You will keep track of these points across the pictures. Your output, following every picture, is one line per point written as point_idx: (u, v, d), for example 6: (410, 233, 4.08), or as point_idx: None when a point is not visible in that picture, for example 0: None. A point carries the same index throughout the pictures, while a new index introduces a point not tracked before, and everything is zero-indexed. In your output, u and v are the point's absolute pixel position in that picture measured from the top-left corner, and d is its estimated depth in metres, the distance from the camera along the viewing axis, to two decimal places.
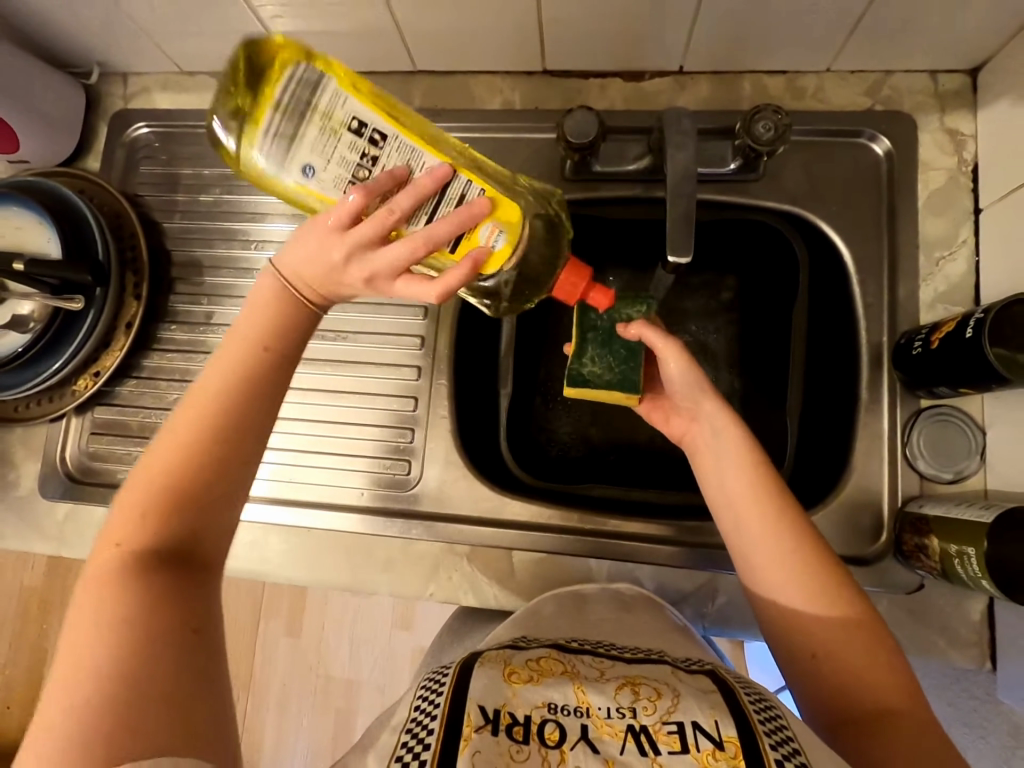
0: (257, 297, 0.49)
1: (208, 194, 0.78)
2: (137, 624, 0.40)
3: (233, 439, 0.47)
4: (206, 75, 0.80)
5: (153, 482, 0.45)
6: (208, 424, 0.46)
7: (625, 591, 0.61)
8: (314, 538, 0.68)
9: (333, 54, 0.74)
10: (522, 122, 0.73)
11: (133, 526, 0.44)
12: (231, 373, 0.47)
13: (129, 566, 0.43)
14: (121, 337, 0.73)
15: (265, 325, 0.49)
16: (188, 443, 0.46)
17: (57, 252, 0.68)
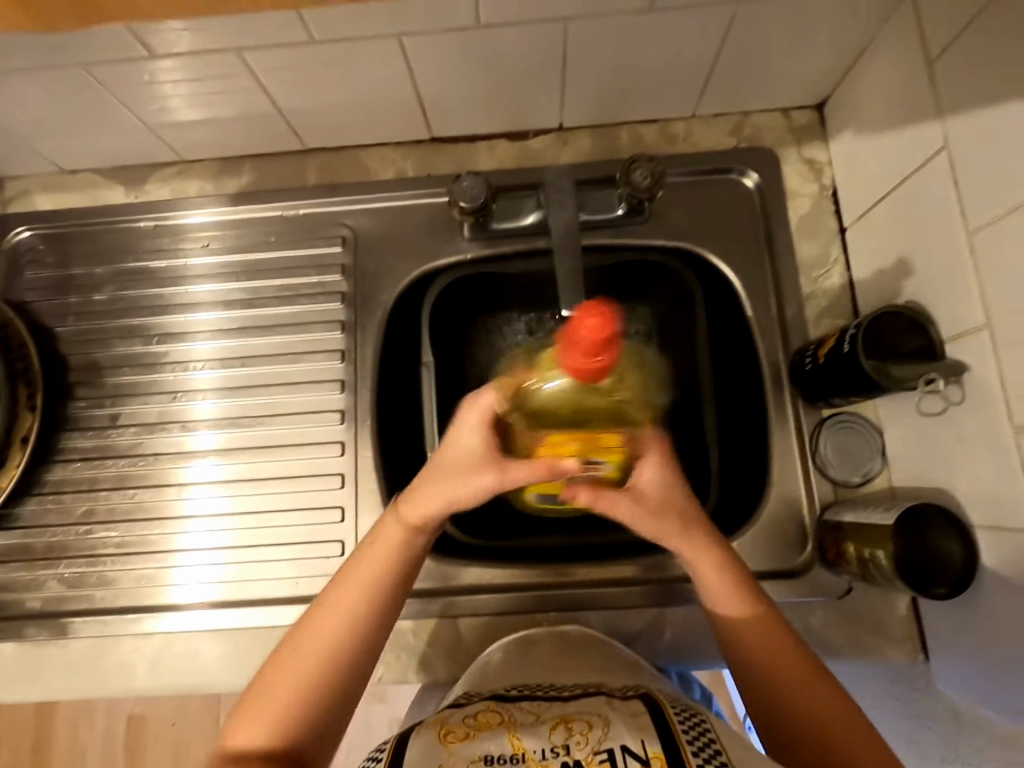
0: (382, 537, 0.54)
1: (103, 293, 0.75)
2: None
3: (326, 658, 0.51)
4: (91, 173, 0.78)
5: (270, 677, 0.51)
6: (315, 628, 0.52)
7: (575, 633, 0.61)
8: (251, 636, 0.66)
9: (220, 141, 0.74)
10: (417, 189, 0.74)
11: (247, 719, 0.49)
12: (322, 632, 0.52)
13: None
14: (17, 454, 0.68)
15: (357, 587, 0.53)
16: (290, 662, 0.51)
17: None
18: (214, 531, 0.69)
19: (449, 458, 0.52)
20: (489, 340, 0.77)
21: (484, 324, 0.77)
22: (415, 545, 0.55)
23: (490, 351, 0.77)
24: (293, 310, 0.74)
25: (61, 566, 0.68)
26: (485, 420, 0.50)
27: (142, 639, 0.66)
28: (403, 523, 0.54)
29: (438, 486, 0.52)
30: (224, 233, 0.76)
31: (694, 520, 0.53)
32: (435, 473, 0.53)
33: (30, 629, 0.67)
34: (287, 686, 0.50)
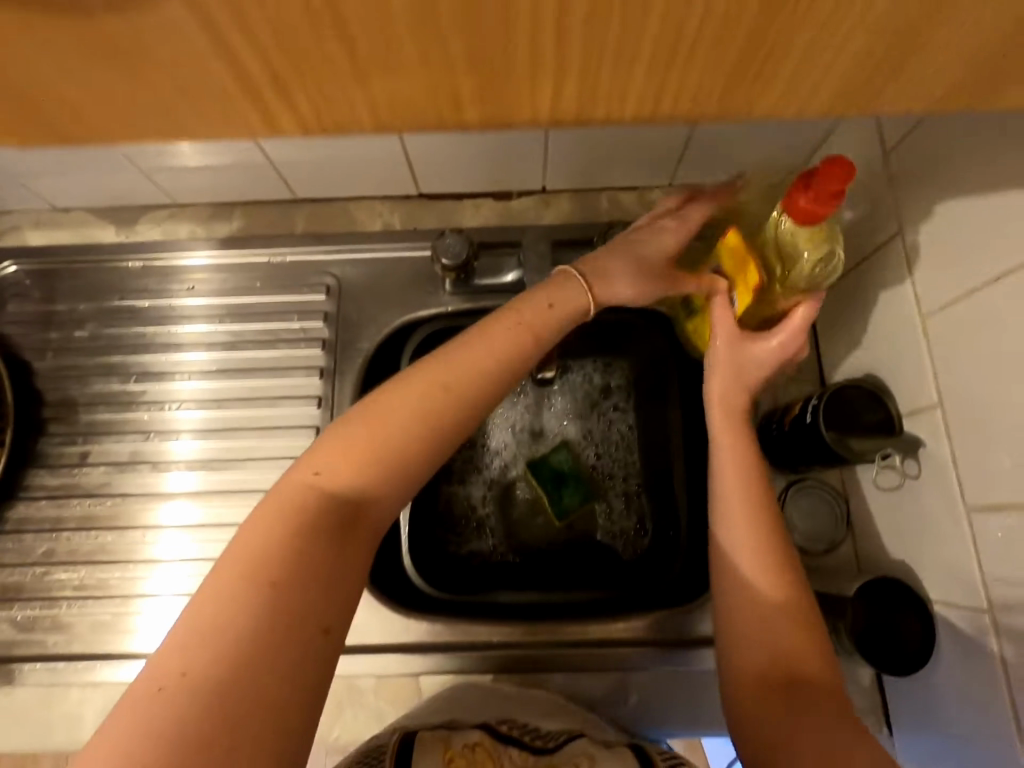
0: (402, 396, 0.45)
1: (85, 330, 0.76)
2: (267, 559, 0.38)
3: (378, 466, 0.43)
4: (84, 211, 0.79)
5: (341, 453, 0.43)
6: (383, 435, 0.44)
7: (542, 697, 0.60)
8: None
9: (213, 188, 0.76)
10: (402, 243, 0.77)
11: (336, 465, 0.43)
12: (394, 420, 0.44)
13: (308, 506, 0.41)
14: None
15: (459, 393, 0.47)
16: (363, 441, 0.43)
17: None
18: (178, 576, 0.67)
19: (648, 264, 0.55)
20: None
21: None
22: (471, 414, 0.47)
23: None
24: (273, 355, 0.74)
25: (14, 608, 0.66)
26: (651, 289, 0.55)
27: (89, 690, 0.64)
28: (463, 387, 0.47)
29: (523, 329, 0.50)
30: (210, 275, 0.77)
31: (768, 372, 0.55)
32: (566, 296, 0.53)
33: None
34: (358, 447, 0.43)
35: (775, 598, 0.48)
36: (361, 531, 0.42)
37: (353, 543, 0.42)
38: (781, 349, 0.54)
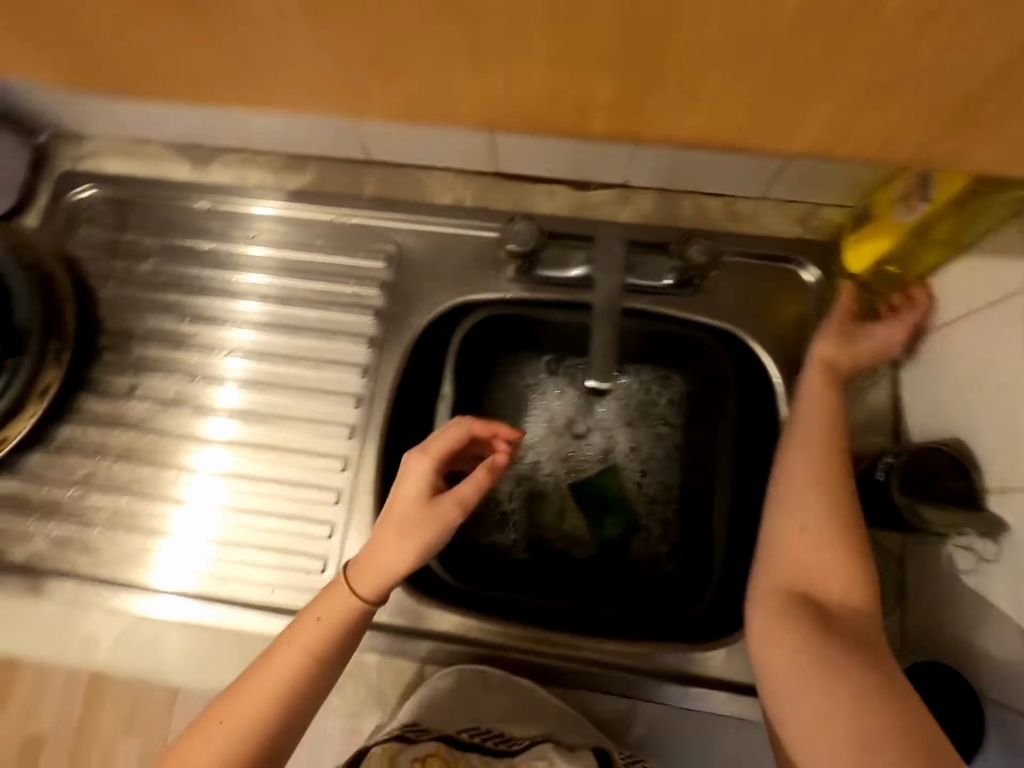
0: (331, 601, 0.54)
1: (147, 262, 0.77)
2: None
3: (283, 701, 0.51)
4: (161, 145, 0.80)
5: (241, 696, 0.51)
6: (279, 674, 0.52)
7: (524, 686, 0.62)
8: (215, 636, 0.65)
9: (289, 138, 0.75)
10: (469, 221, 0.74)
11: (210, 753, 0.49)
12: (295, 654, 0.52)
13: (211, 740, 0.50)
14: (33, 406, 0.68)
15: (251, 714, 0.50)
16: (257, 684, 0.52)
17: None
18: (213, 520, 0.68)
19: (411, 523, 0.53)
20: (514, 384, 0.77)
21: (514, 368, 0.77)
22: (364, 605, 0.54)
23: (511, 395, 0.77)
24: (324, 316, 0.74)
25: (50, 524, 0.69)
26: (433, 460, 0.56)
27: (110, 617, 0.66)
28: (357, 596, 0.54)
29: (323, 630, 0.53)
30: (274, 226, 0.76)
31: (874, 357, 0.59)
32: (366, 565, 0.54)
33: (6, 579, 0.67)
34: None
35: (843, 553, 0.49)
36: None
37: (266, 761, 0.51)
38: (890, 347, 0.59)
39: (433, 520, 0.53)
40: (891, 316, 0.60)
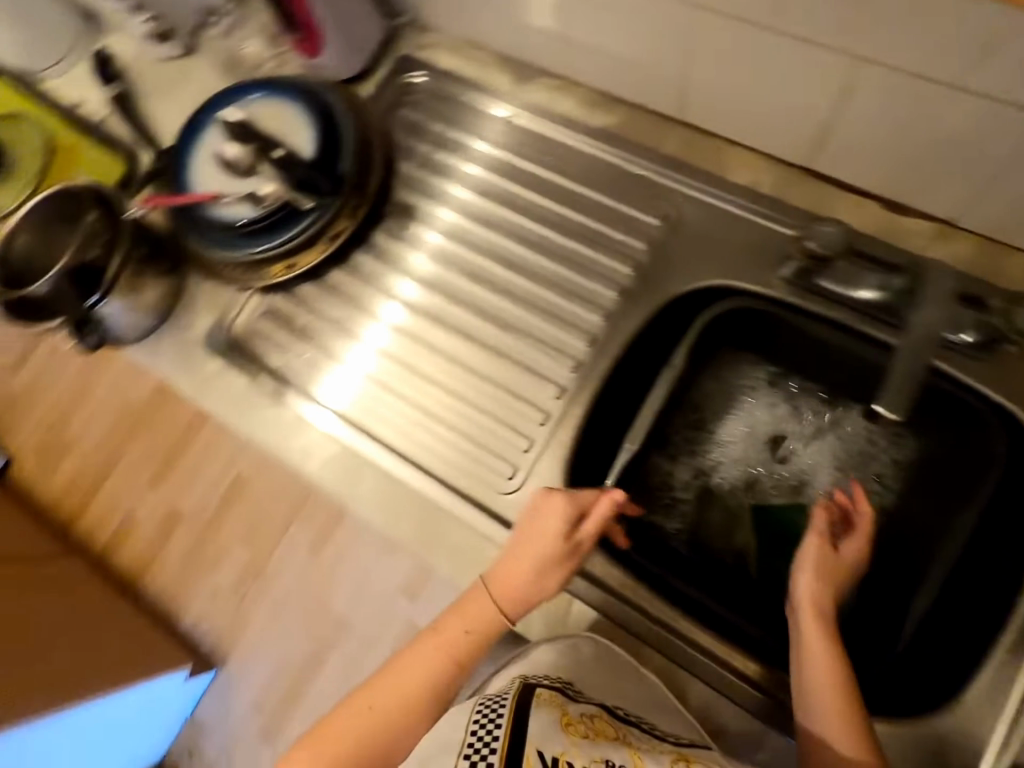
0: (471, 600, 0.62)
1: (445, 155, 0.84)
2: (360, 729, 0.59)
3: (426, 689, 0.60)
4: (492, 53, 0.85)
5: (392, 678, 0.61)
6: (426, 664, 0.61)
7: (669, 702, 0.61)
8: (400, 492, 0.72)
9: (615, 77, 0.77)
10: (761, 206, 0.72)
11: (366, 717, 0.60)
12: (439, 645, 0.61)
13: (367, 706, 0.60)
14: (322, 245, 0.80)
15: (400, 696, 0.60)
16: (406, 668, 0.61)
17: (310, 150, 0.79)
18: (374, 360, 0.79)
19: (541, 548, 0.61)
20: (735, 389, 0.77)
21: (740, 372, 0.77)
22: (501, 616, 0.62)
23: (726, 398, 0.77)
24: (586, 253, 0.76)
25: (305, 345, 0.82)
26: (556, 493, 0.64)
27: (326, 441, 0.76)
28: (496, 606, 0.62)
29: (466, 615, 0.62)
30: (568, 156, 0.80)
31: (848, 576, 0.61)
32: (503, 578, 0.62)
33: (263, 377, 0.80)
34: (350, 732, 0.59)
35: (829, 638, 0.57)
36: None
37: (407, 734, 0.59)
38: (857, 560, 0.61)
39: (566, 558, 0.62)
40: (857, 536, 0.62)
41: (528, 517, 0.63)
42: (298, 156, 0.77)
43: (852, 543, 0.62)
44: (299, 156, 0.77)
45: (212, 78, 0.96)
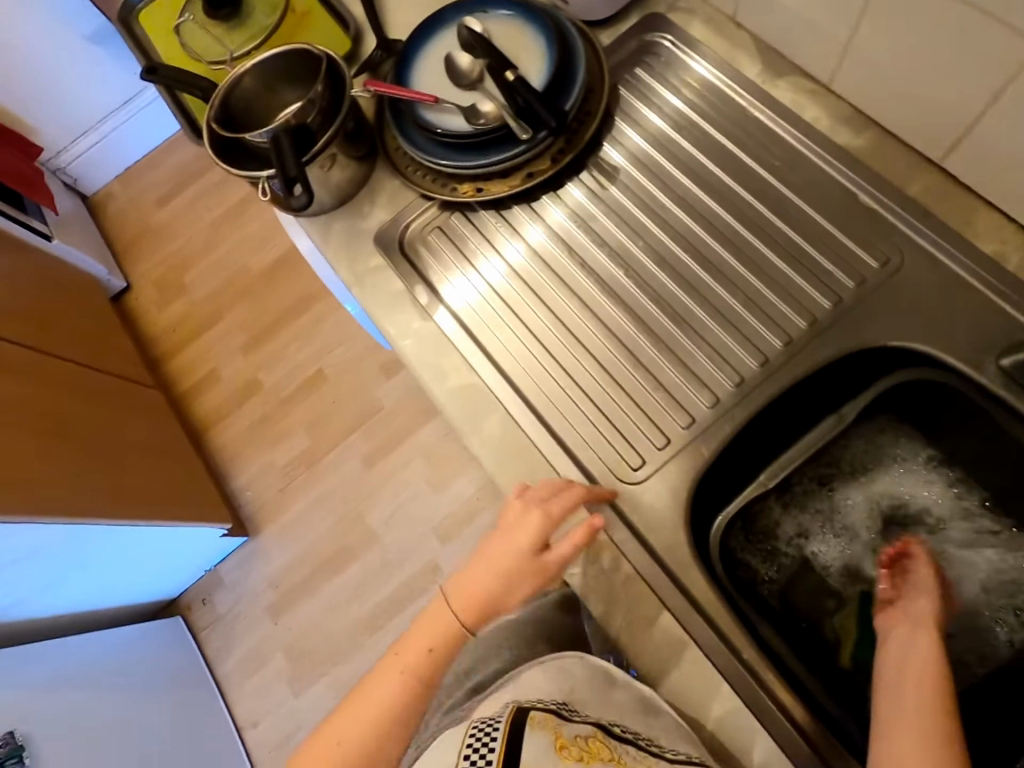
0: (430, 618, 0.61)
1: (668, 128, 0.80)
2: (336, 761, 0.61)
3: (395, 719, 0.61)
4: (748, 37, 0.80)
5: (364, 708, 0.62)
6: (391, 683, 0.61)
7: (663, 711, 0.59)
8: (520, 442, 0.70)
9: (881, 97, 0.70)
10: (1000, 282, 0.65)
11: (335, 753, 0.61)
12: (402, 670, 0.61)
13: (331, 747, 0.62)
14: (517, 179, 0.79)
15: (369, 726, 0.61)
16: (371, 699, 0.62)
17: (538, 80, 0.77)
18: (500, 274, 0.78)
19: (507, 568, 0.60)
20: (886, 459, 0.72)
21: (897, 445, 0.72)
22: (460, 632, 0.60)
23: (872, 465, 0.72)
24: (786, 268, 0.70)
25: (466, 268, 0.80)
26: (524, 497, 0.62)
27: (465, 368, 0.74)
28: (452, 623, 0.60)
29: (427, 630, 0.61)
30: (796, 167, 0.75)
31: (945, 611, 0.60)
32: (476, 582, 0.61)
33: (418, 287, 0.80)
34: (329, 749, 0.61)
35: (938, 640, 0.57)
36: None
37: (382, 748, 0.61)
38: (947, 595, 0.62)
39: (536, 574, 0.60)
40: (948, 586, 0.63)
41: (501, 532, 0.62)
42: (526, 80, 0.75)
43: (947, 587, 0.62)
44: (527, 81, 0.75)
45: None
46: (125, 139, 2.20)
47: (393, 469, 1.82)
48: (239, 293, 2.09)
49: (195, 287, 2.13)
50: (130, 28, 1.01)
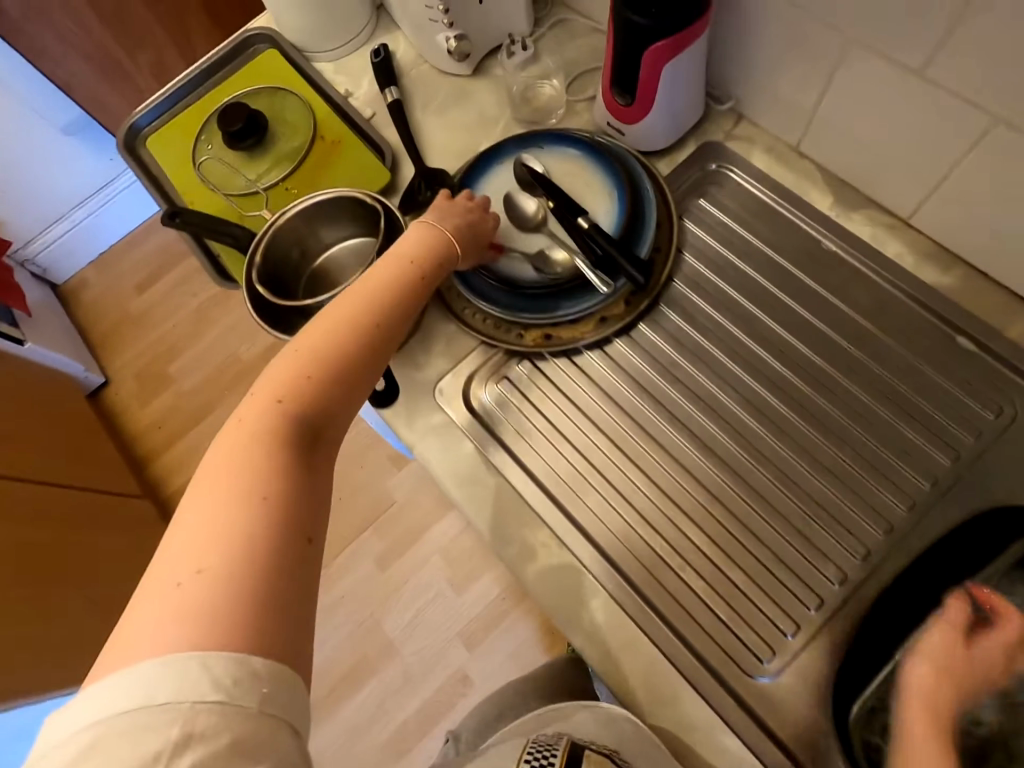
0: (364, 302, 0.62)
1: (744, 264, 0.76)
2: (240, 511, 0.47)
3: (309, 384, 0.56)
4: (815, 167, 0.78)
5: (280, 400, 0.55)
6: (296, 368, 0.57)
7: None
8: (632, 637, 0.63)
9: (974, 239, 0.68)
10: None
11: (253, 493, 0.48)
12: (339, 318, 0.60)
13: (263, 493, 0.49)
14: (589, 325, 0.75)
15: (309, 407, 0.55)
16: (294, 364, 0.57)
17: (604, 220, 0.74)
18: (573, 421, 0.73)
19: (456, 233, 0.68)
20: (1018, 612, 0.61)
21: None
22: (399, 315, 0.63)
23: None
24: (894, 424, 0.67)
25: (540, 424, 0.74)
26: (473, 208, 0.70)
27: (554, 544, 0.68)
28: (394, 267, 0.65)
29: (355, 314, 0.60)
30: (885, 307, 0.72)
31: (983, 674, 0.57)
32: (366, 292, 0.62)
33: (492, 450, 0.73)
34: (209, 583, 0.44)
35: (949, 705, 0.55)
36: (324, 454, 0.55)
37: (321, 440, 0.55)
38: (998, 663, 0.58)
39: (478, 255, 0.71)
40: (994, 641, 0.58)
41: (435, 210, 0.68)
42: (598, 224, 0.71)
43: (989, 640, 0.58)
44: (600, 226, 0.71)
45: (492, 105, 0.90)
46: (99, 223, 2.07)
47: (410, 567, 1.71)
48: (229, 383, 1.96)
49: (180, 378, 1.99)
50: (136, 154, 0.93)
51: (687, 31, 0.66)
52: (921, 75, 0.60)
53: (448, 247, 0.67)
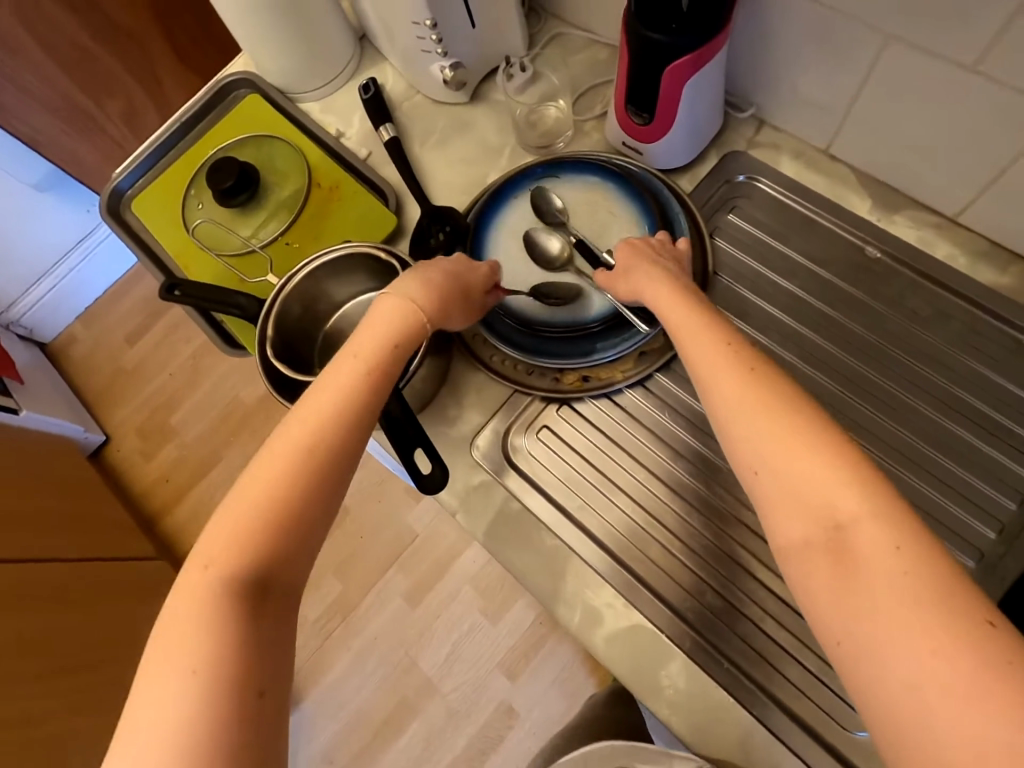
0: (318, 408, 0.51)
1: (788, 282, 0.71)
2: (188, 694, 0.40)
3: (260, 521, 0.46)
4: (848, 170, 0.73)
5: (226, 547, 0.45)
6: (247, 498, 0.46)
7: None
8: (718, 699, 0.60)
9: None
10: None
11: (200, 670, 0.41)
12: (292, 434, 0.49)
13: (213, 670, 0.41)
14: (629, 364, 0.70)
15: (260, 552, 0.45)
16: (244, 496, 0.47)
17: None
18: (625, 468, 0.69)
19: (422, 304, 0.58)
20: None
21: None
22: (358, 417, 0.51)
23: None
24: (971, 441, 0.64)
25: (591, 475, 0.69)
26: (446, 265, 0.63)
27: (620, 603, 0.64)
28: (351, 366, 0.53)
29: (310, 429, 0.49)
30: (942, 314, 0.67)
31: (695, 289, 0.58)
32: (323, 395, 0.52)
33: (541, 508, 0.68)
34: None
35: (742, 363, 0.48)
36: (279, 605, 0.45)
37: (285, 588, 0.46)
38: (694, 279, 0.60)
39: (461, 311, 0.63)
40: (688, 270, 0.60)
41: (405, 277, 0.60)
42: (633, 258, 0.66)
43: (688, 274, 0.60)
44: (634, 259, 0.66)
45: (494, 133, 0.85)
46: (82, 278, 2.01)
47: (441, 599, 1.66)
48: (234, 429, 1.90)
49: (183, 429, 1.93)
50: (122, 219, 0.88)
51: (709, 46, 0.61)
52: (974, 71, 0.56)
53: (417, 325, 0.57)
